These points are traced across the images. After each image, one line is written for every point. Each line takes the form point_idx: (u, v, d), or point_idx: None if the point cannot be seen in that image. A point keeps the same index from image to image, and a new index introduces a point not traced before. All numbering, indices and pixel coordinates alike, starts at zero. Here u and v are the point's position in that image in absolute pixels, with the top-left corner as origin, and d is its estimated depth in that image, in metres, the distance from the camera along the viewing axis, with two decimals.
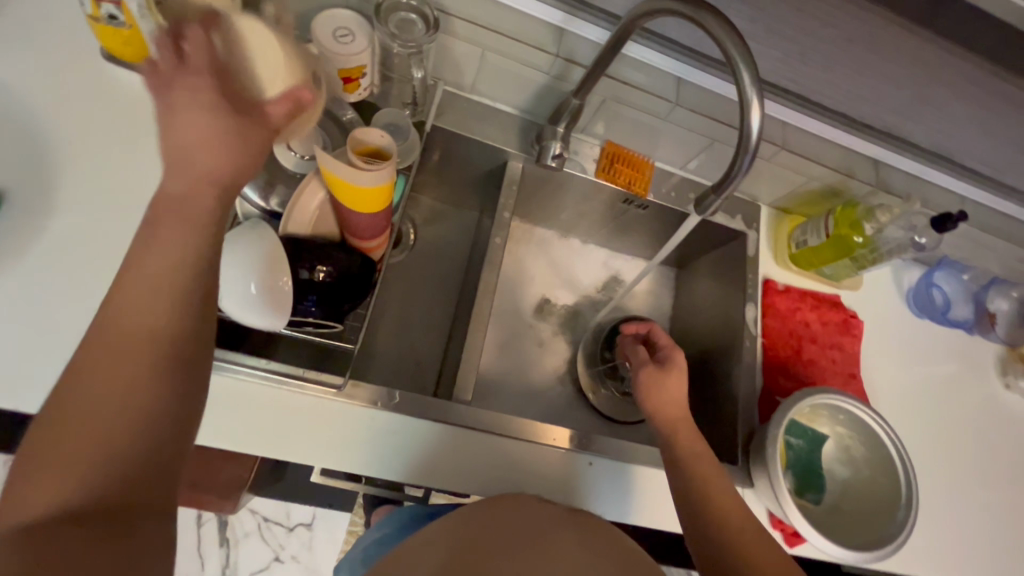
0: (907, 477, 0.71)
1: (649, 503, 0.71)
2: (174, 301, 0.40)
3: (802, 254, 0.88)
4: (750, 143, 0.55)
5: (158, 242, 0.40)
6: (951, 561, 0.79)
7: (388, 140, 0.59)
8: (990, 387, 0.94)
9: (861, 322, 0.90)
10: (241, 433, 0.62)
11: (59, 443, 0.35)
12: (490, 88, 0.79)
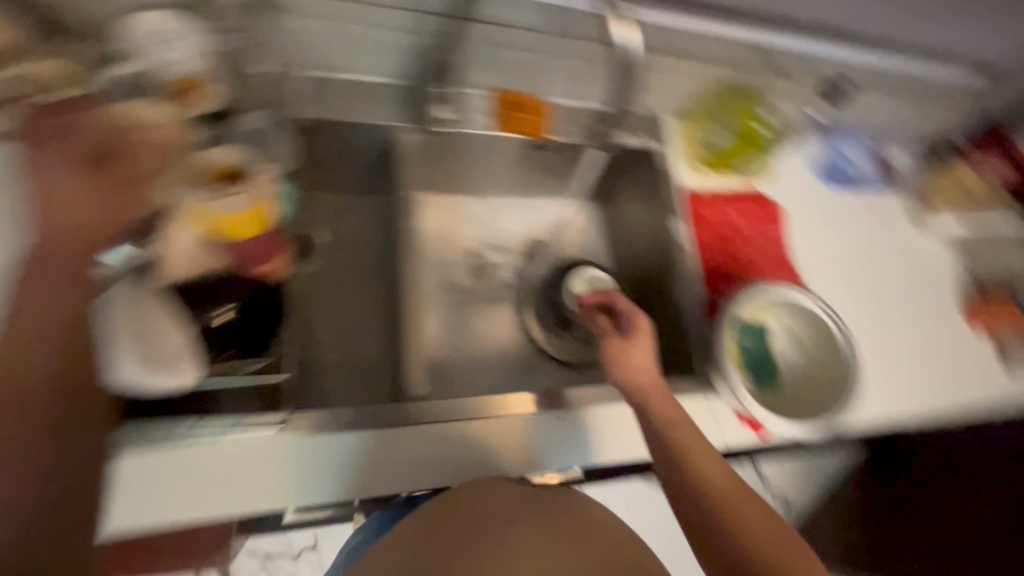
0: (845, 340, 0.77)
1: (623, 440, 0.72)
2: (41, 353, 0.43)
3: (716, 157, 0.89)
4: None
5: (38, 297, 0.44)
6: (898, 405, 0.86)
7: (237, 160, 0.61)
8: (900, 236, 1.01)
9: (778, 208, 0.93)
10: (187, 505, 0.56)
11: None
12: (353, 60, 0.73)
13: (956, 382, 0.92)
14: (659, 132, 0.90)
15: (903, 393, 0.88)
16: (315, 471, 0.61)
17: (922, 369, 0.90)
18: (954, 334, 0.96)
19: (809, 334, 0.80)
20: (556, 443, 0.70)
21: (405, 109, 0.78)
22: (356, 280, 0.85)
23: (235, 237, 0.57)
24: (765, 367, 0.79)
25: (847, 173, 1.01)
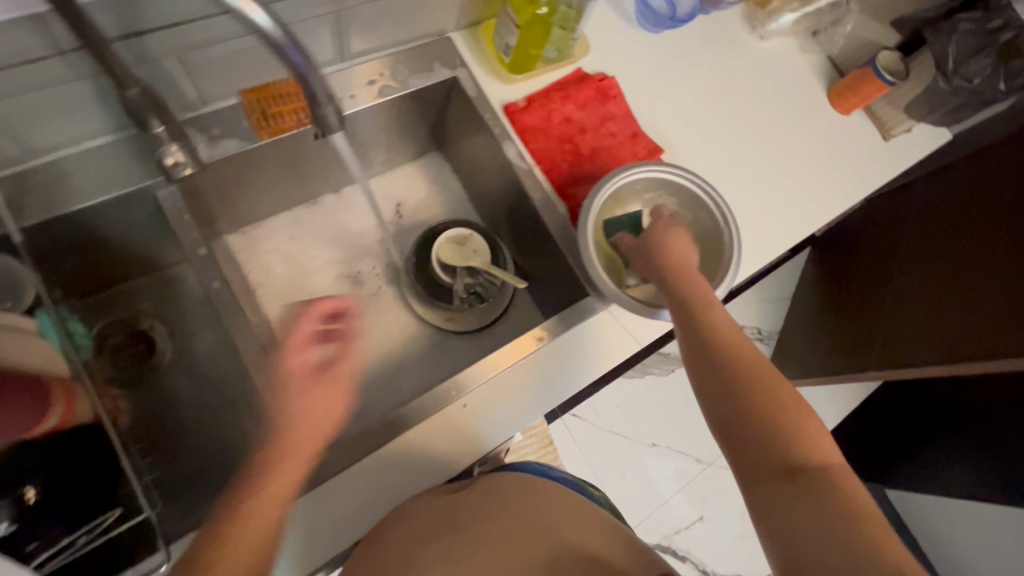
0: (714, 200, 0.72)
1: (530, 394, 0.73)
2: None
3: (516, 58, 0.78)
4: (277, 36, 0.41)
5: None
6: (777, 228, 0.88)
7: None
8: (738, 54, 0.96)
9: (612, 81, 0.84)
10: None
11: None
12: (48, 135, 0.59)
13: (823, 180, 0.93)
14: (449, 55, 0.79)
15: (776, 213, 0.89)
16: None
17: (788, 184, 0.91)
18: (813, 132, 0.96)
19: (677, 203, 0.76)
20: (469, 430, 0.70)
21: (147, 164, 0.63)
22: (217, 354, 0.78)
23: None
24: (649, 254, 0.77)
25: (663, 9, 0.91)
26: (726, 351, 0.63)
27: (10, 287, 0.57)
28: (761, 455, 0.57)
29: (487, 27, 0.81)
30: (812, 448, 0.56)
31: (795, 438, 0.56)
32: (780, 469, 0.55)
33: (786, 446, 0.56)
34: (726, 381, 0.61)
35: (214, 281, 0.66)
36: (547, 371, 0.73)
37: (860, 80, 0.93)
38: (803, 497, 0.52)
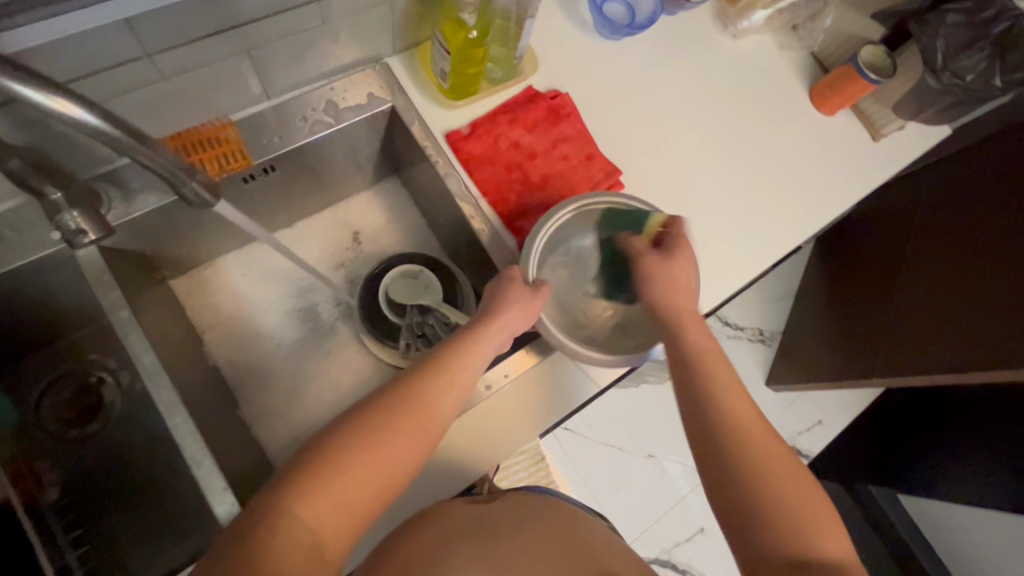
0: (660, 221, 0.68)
1: (477, 447, 0.70)
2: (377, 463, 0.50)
3: (454, 84, 0.73)
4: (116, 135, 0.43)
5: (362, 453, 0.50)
6: (757, 246, 0.81)
7: None
8: (710, 56, 0.89)
9: (565, 98, 0.78)
10: None
11: (365, 475, 0.49)
12: None
13: (806, 190, 0.86)
14: (387, 82, 0.74)
15: (753, 230, 0.82)
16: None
17: (769, 196, 0.84)
18: (794, 137, 0.88)
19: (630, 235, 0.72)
20: None
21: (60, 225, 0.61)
22: None
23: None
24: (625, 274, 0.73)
25: (620, 17, 0.85)
26: (733, 423, 0.57)
27: None
28: (775, 545, 0.51)
29: (425, 48, 0.76)
30: (822, 533, 0.51)
31: (807, 521, 0.52)
32: (795, 558, 0.50)
33: (800, 529, 0.51)
34: (732, 460, 0.55)
35: (136, 343, 0.63)
36: (496, 423, 0.71)
37: (842, 78, 0.85)
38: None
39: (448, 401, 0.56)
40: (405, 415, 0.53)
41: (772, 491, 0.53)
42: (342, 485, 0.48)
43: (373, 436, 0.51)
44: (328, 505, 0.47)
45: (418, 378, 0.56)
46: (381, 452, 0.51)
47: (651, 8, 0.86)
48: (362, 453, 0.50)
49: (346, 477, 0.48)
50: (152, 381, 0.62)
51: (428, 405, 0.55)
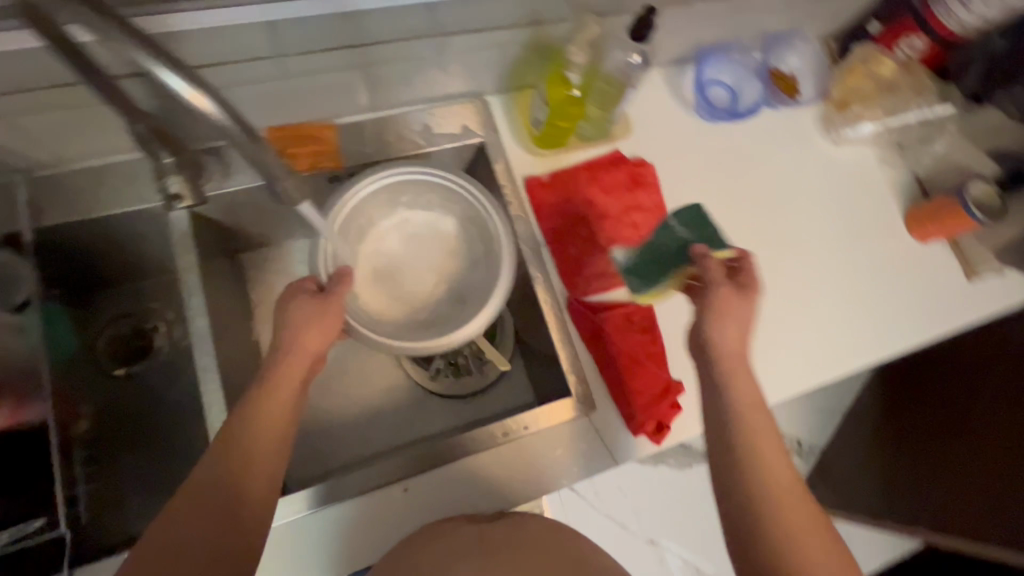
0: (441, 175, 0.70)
1: (484, 490, 0.65)
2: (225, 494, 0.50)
3: (546, 133, 0.75)
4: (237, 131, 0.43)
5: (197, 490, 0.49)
6: (817, 359, 0.77)
7: None
8: (810, 155, 0.88)
9: (649, 167, 0.79)
10: None
11: (210, 510, 0.49)
12: (79, 146, 0.63)
13: (881, 312, 0.81)
14: (481, 119, 0.77)
15: (816, 341, 0.78)
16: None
17: (843, 310, 0.80)
18: (879, 255, 0.84)
19: (466, 232, 0.75)
20: (409, 519, 0.64)
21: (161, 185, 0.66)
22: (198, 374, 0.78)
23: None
24: (651, 259, 0.67)
25: (724, 101, 0.85)
26: (744, 379, 0.57)
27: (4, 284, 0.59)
28: (763, 494, 0.52)
29: (524, 95, 0.79)
30: (809, 499, 0.53)
31: (797, 487, 0.53)
32: (779, 514, 0.51)
33: (791, 490, 0.52)
34: (740, 412, 0.55)
35: (195, 307, 0.66)
36: (511, 473, 0.66)
37: (943, 207, 0.81)
38: (805, 554, 0.49)
39: (304, 354, 0.58)
40: (265, 395, 0.55)
41: (768, 450, 0.54)
42: (226, 461, 0.51)
43: (242, 418, 0.53)
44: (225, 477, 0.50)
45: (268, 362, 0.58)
46: (253, 425, 0.53)
47: (754, 99, 0.86)
48: (240, 432, 0.52)
49: (230, 458, 0.51)
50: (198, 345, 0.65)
51: (286, 369, 0.57)
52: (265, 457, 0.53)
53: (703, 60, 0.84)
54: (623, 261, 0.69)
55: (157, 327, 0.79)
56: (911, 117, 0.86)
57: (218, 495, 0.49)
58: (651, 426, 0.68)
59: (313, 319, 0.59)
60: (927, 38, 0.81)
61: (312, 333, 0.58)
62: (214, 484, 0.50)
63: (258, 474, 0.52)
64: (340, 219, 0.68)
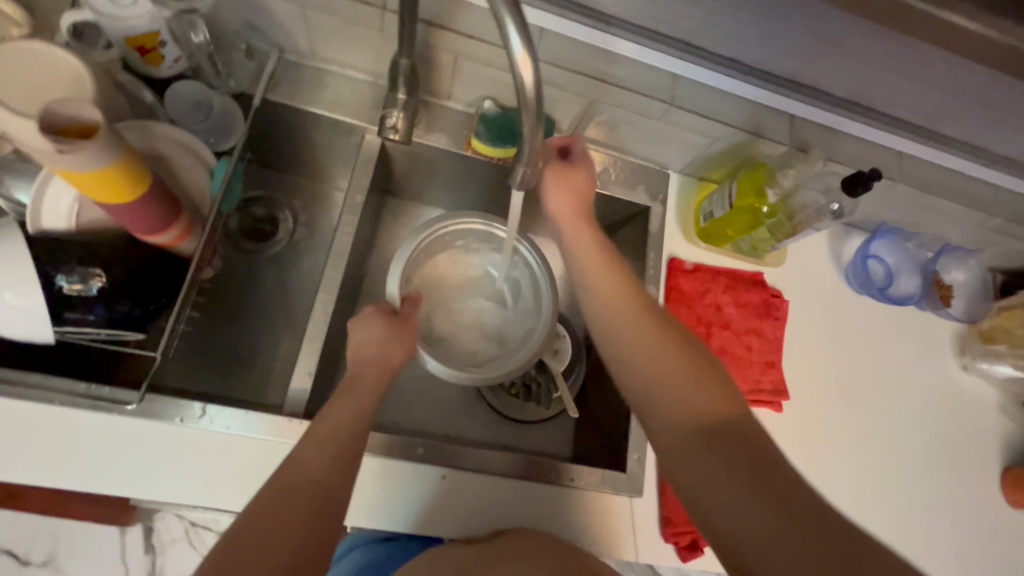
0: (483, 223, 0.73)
1: (511, 515, 0.66)
2: (314, 474, 0.49)
3: (711, 228, 0.77)
4: (531, 99, 0.40)
5: (290, 469, 0.49)
6: None
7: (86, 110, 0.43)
8: (937, 367, 0.86)
9: (784, 303, 0.79)
10: (50, 462, 0.56)
11: (292, 488, 0.48)
12: (332, 50, 0.69)
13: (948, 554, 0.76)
14: (656, 187, 0.80)
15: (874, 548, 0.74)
16: (184, 469, 0.58)
17: (911, 532, 0.77)
18: (967, 497, 0.80)
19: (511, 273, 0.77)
20: (434, 505, 0.65)
21: (375, 113, 0.72)
22: (305, 280, 0.83)
23: (130, 196, 0.48)
24: (507, 123, 0.71)
25: (878, 278, 0.85)
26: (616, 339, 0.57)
27: (220, 126, 0.65)
28: (667, 416, 0.49)
29: (706, 187, 0.83)
30: (714, 398, 0.49)
31: (700, 391, 0.49)
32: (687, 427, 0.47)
33: (692, 397, 0.49)
34: (615, 342, 0.55)
35: (344, 224, 0.70)
36: (542, 513, 0.67)
37: None
38: (723, 456, 0.44)
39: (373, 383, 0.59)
40: (345, 390, 0.58)
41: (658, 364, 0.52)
42: (290, 466, 0.49)
43: (314, 428, 0.53)
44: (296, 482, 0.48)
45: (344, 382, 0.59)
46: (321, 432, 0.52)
47: (906, 290, 0.86)
48: (308, 439, 0.52)
49: (320, 438, 0.52)
50: (332, 255, 0.68)
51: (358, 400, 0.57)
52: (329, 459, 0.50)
53: (874, 235, 0.85)
54: (486, 109, 0.71)
55: (290, 220, 0.84)
56: None
57: (306, 475, 0.49)
58: (684, 542, 0.67)
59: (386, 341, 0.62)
60: None
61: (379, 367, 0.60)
62: (298, 463, 0.50)
63: (327, 476, 0.49)
64: (412, 253, 0.70)
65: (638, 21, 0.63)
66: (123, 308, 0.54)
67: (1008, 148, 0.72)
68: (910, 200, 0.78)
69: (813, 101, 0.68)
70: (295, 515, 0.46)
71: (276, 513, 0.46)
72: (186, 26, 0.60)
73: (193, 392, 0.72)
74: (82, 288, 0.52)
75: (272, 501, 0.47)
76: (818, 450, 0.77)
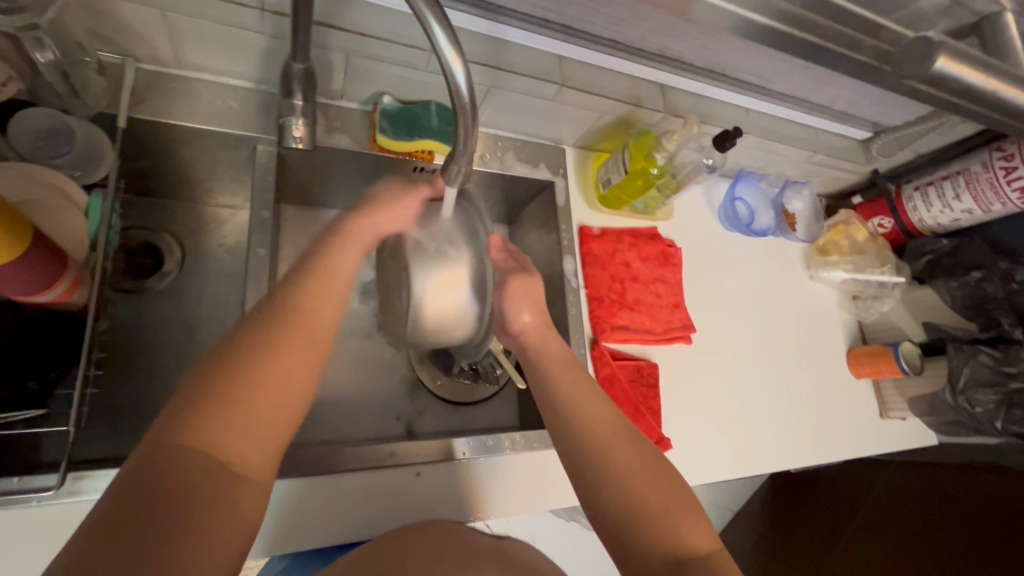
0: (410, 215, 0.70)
1: (484, 491, 0.71)
2: (210, 411, 0.41)
3: (610, 194, 0.86)
4: (465, 100, 0.41)
5: (195, 383, 0.42)
6: (776, 454, 0.90)
7: None
8: (797, 280, 1.05)
9: (678, 250, 0.91)
10: None
11: (188, 409, 0.40)
12: (203, 57, 0.63)
13: (822, 429, 0.96)
14: (556, 162, 0.86)
15: (772, 435, 0.91)
16: None
17: (800, 421, 0.94)
18: (830, 381, 1.00)
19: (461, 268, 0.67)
20: (415, 502, 0.68)
21: (265, 121, 0.67)
22: (211, 311, 0.75)
23: (13, 254, 0.42)
24: (410, 117, 0.71)
25: (744, 216, 1.00)
26: (588, 403, 0.60)
27: (85, 156, 0.57)
28: (651, 553, 0.50)
29: (597, 157, 0.91)
30: (694, 531, 0.51)
31: (681, 529, 0.51)
32: (667, 565, 0.49)
33: (670, 518, 0.51)
34: (597, 477, 0.55)
35: (257, 245, 0.65)
36: (515, 478, 0.73)
37: (878, 354, 0.98)
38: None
39: (322, 317, 0.50)
40: (294, 310, 0.49)
41: (643, 498, 0.53)
42: (208, 402, 0.41)
43: (243, 344, 0.45)
44: (216, 428, 0.40)
45: (291, 291, 0.50)
46: (242, 365, 0.44)
47: (766, 223, 1.02)
48: (224, 371, 0.43)
49: (239, 373, 0.43)
50: (251, 281, 0.64)
51: (292, 343, 0.47)
52: (255, 416, 0.42)
53: (736, 181, 1.01)
54: (386, 105, 0.71)
55: (177, 247, 0.75)
56: (874, 279, 1.04)
57: (197, 399, 0.41)
58: None
59: (340, 243, 0.57)
60: (894, 221, 1.04)
61: (321, 301, 0.50)
62: (200, 383, 0.42)
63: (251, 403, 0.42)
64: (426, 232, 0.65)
65: (522, 9, 0.66)
66: (16, 384, 0.47)
67: (825, 98, 0.88)
68: (760, 147, 0.93)
69: (678, 71, 0.77)
70: (172, 447, 0.38)
71: (165, 437, 0.39)
72: (31, 44, 0.52)
73: (112, 459, 0.64)
74: None
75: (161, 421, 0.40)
76: (723, 372, 0.91)
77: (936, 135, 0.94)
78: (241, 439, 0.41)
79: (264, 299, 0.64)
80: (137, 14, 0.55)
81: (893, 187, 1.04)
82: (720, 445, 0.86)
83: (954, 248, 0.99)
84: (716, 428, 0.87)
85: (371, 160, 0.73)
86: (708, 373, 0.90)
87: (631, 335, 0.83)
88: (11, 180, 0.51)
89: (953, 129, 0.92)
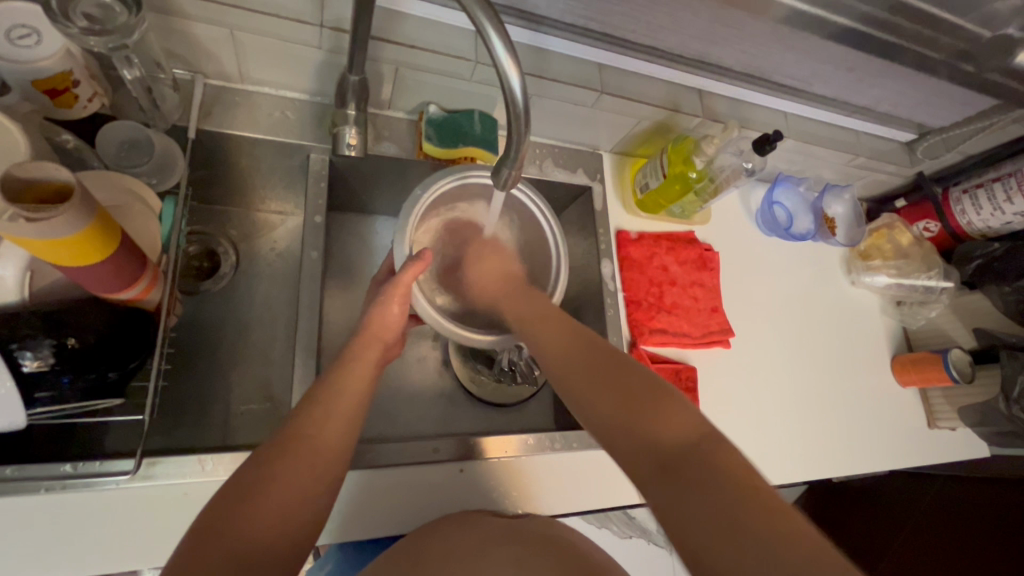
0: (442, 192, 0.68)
1: (523, 490, 0.72)
2: (250, 513, 0.43)
3: (647, 198, 0.87)
4: (519, 105, 0.43)
5: (238, 486, 0.45)
6: (815, 460, 0.88)
7: (66, 171, 0.43)
8: (839, 285, 1.03)
9: (716, 255, 0.91)
10: (42, 556, 0.51)
11: (230, 512, 0.43)
12: (264, 72, 0.67)
13: (865, 437, 0.93)
14: (593, 168, 0.88)
15: (813, 442, 0.89)
16: None
17: (843, 429, 0.92)
18: (874, 389, 0.98)
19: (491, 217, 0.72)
20: (460, 497, 0.70)
21: (320, 130, 0.71)
22: (262, 313, 0.78)
23: (58, 264, 0.45)
24: (454, 125, 0.74)
25: (782, 220, 0.99)
26: (552, 330, 0.60)
27: (162, 164, 0.62)
28: (640, 452, 0.48)
29: (634, 162, 0.92)
30: (675, 423, 0.48)
31: (661, 420, 0.49)
32: (654, 465, 0.47)
33: (650, 417, 0.49)
34: (578, 393, 0.55)
35: (310, 247, 0.68)
36: (556, 476, 0.74)
37: (926, 361, 0.95)
38: (685, 489, 0.44)
39: (329, 440, 0.51)
40: (323, 412, 0.52)
41: (620, 404, 0.51)
42: (220, 540, 0.41)
43: (276, 445, 0.49)
44: (253, 527, 0.43)
45: (322, 384, 0.56)
46: (285, 464, 0.47)
47: (807, 227, 0.99)
48: (263, 470, 0.46)
49: (276, 469, 0.47)
50: (305, 281, 0.67)
51: (305, 448, 0.49)
52: (290, 513, 0.45)
53: (774, 185, 1.01)
54: (432, 113, 0.74)
55: (232, 250, 0.80)
56: (919, 284, 1.01)
57: (237, 501, 0.44)
58: None
59: (362, 345, 0.61)
60: (940, 225, 1.01)
61: (328, 427, 0.51)
62: (236, 482, 0.45)
63: (285, 501, 0.45)
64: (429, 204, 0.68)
65: (564, 18, 0.68)
66: (99, 373, 0.51)
67: (867, 100, 0.87)
68: (800, 151, 0.92)
69: (716, 76, 0.78)
70: (213, 548, 0.40)
71: (207, 539, 0.41)
72: (120, 63, 0.55)
73: (176, 450, 0.68)
74: (53, 360, 0.47)
75: (204, 523, 0.42)
76: (762, 378, 0.90)
77: (985, 136, 0.91)
78: (267, 544, 0.43)
79: (318, 299, 0.67)
80: (209, 33, 0.60)
81: (938, 189, 1.01)
82: (760, 451, 0.85)
83: (1007, 251, 0.95)
84: (754, 432, 0.86)
85: (415, 167, 0.76)
86: (746, 377, 0.89)
87: (669, 339, 0.83)
88: (98, 185, 0.56)
89: (1002, 130, 0.89)
